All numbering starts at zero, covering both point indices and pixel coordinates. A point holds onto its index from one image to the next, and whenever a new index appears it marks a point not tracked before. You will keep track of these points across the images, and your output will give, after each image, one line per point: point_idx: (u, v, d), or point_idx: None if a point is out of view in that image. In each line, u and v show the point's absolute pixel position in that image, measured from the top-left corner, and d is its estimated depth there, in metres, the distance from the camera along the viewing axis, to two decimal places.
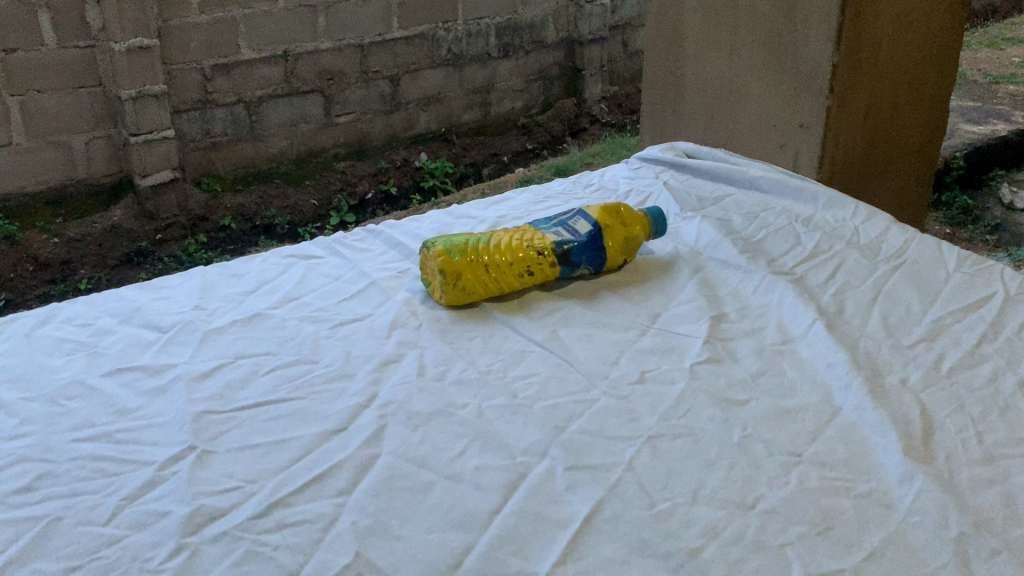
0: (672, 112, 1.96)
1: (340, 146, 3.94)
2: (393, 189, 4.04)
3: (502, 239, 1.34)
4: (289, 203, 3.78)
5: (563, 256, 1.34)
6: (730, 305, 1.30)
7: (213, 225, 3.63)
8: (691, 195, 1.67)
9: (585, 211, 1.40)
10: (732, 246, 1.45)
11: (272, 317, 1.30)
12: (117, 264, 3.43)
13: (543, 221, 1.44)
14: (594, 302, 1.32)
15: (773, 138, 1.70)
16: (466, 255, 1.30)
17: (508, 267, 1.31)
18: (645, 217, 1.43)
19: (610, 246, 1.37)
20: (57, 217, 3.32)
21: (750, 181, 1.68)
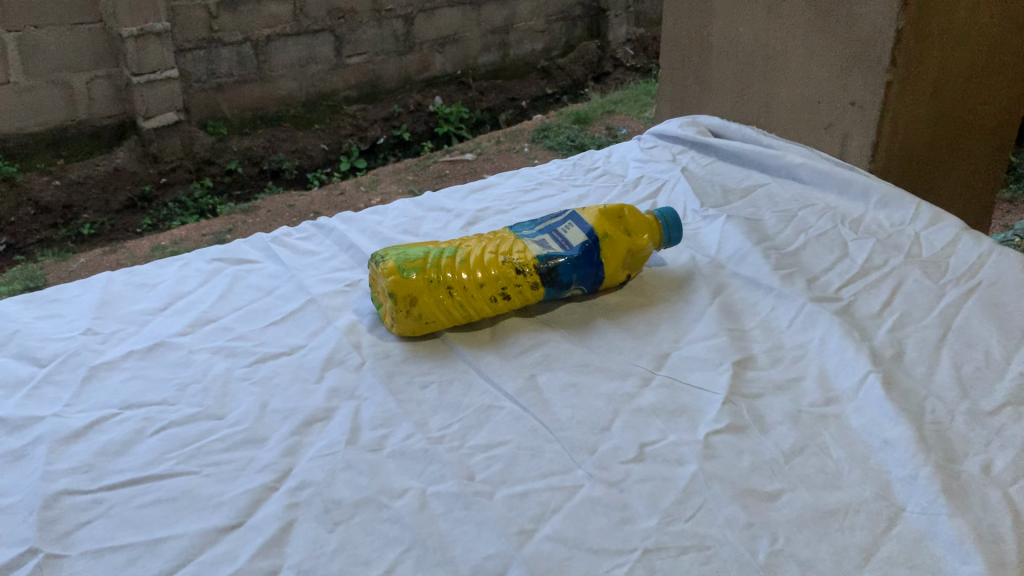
0: (695, 79, 1.66)
1: (352, 88, 3.54)
2: (406, 134, 3.64)
3: (474, 251, 1.06)
4: (300, 146, 3.37)
5: (551, 273, 1.06)
6: (759, 345, 1.02)
7: (220, 168, 3.20)
8: (714, 186, 1.38)
9: (580, 215, 1.11)
10: (764, 258, 1.17)
11: (179, 346, 1.04)
12: (119, 208, 2.99)
13: (527, 224, 1.15)
14: (585, 335, 1.05)
15: (818, 116, 1.40)
16: (425, 273, 1.02)
17: (479, 290, 1.04)
18: (654, 224, 1.14)
19: (608, 261, 1.09)
20: (60, 161, 2.90)
21: (786, 168, 1.39)
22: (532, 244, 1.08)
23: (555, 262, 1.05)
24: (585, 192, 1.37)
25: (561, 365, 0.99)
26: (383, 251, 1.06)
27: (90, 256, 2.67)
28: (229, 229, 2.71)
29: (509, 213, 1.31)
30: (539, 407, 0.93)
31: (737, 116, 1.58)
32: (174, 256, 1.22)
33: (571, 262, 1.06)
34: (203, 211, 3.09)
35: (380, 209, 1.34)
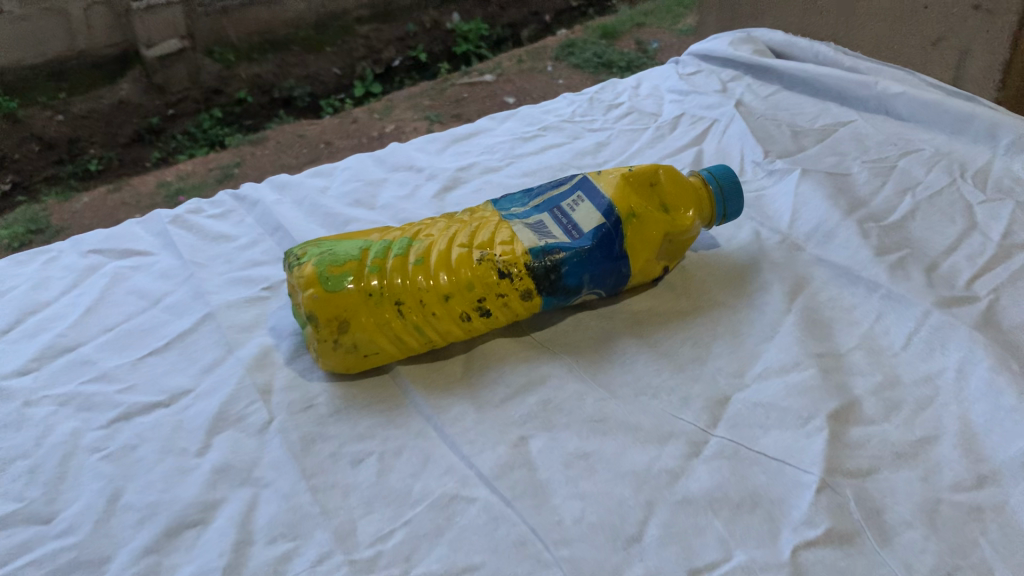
0: None
1: (364, 7, 1.93)
2: (427, 57, 2.01)
3: (435, 244, 0.72)
4: (310, 72, 1.89)
5: (553, 275, 0.71)
6: (862, 382, 0.68)
7: (230, 98, 1.83)
8: (782, 126, 1.02)
9: (593, 183, 0.76)
10: (861, 236, 0.81)
11: (14, 393, 0.71)
12: (129, 142, 1.73)
13: (519, 196, 0.81)
14: (603, 365, 0.71)
15: (918, 26, 1.02)
16: (360, 282, 0.68)
17: (443, 304, 0.70)
18: (703, 192, 0.78)
19: (636, 252, 0.74)
20: (64, 94, 1.68)
21: (878, 100, 1.02)
22: (521, 230, 0.73)
23: (558, 258, 0.71)
24: (605, 139, 1.02)
25: (567, 417, 0.66)
26: (300, 247, 0.72)
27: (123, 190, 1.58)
28: (236, 163, 1.62)
29: (500, 173, 0.98)
30: (528, 499, 0.60)
31: (805, 25, 1.18)
32: (41, 247, 0.90)
33: (581, 257, 0.72)
34: (215, 142, 1.76)
35: (327, 171, 1.00)
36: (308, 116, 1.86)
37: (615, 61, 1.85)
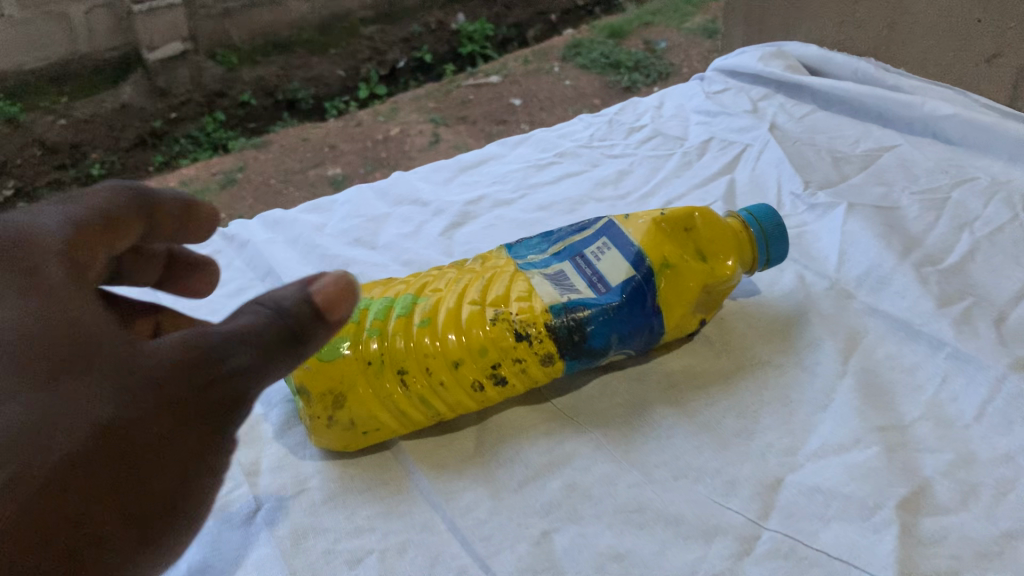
0: None
1: (370, 6, 1.76)
2: (432, 58, 1.77)
3: (443, 302, 0.64)
4: (313, 73, 1.69)
5: (577, 336, 0.62)
6: (932, 462, 0.60)
7: (234, 101, 1.63)
8: (820, 152, 0.93)
9: (620, 228, 0.67)
10: (919, 284, 0.72)
11: None
12: (132, 147, 1.52)
13: (536, 238, 0.72)
14: (635, 440, 0.63)
15: (971, 41, 0.92)
16: (357, 348, 0.60)
17: (451, 371, 0.61)
18: (743, 236, 0.69)
19: (671, 306, 0.65)
20: (66, 96, 1.49)
21: (926, 122, 0.93)
22: (540, 282, 0.65)
23: (582, 316, 0.62)
24: (627, 167, 0.94)
25: (596, 507, 0.58)
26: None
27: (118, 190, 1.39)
28: (239, 168, 1.40)
29: (513, 207, 0.89)
30: None
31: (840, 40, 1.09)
32: None
33: (608, 315, 0.63)
34: (219, 144, 1.54)
35: (324, 205, 0.92)
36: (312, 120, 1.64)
37: (623, 61, 1.62)
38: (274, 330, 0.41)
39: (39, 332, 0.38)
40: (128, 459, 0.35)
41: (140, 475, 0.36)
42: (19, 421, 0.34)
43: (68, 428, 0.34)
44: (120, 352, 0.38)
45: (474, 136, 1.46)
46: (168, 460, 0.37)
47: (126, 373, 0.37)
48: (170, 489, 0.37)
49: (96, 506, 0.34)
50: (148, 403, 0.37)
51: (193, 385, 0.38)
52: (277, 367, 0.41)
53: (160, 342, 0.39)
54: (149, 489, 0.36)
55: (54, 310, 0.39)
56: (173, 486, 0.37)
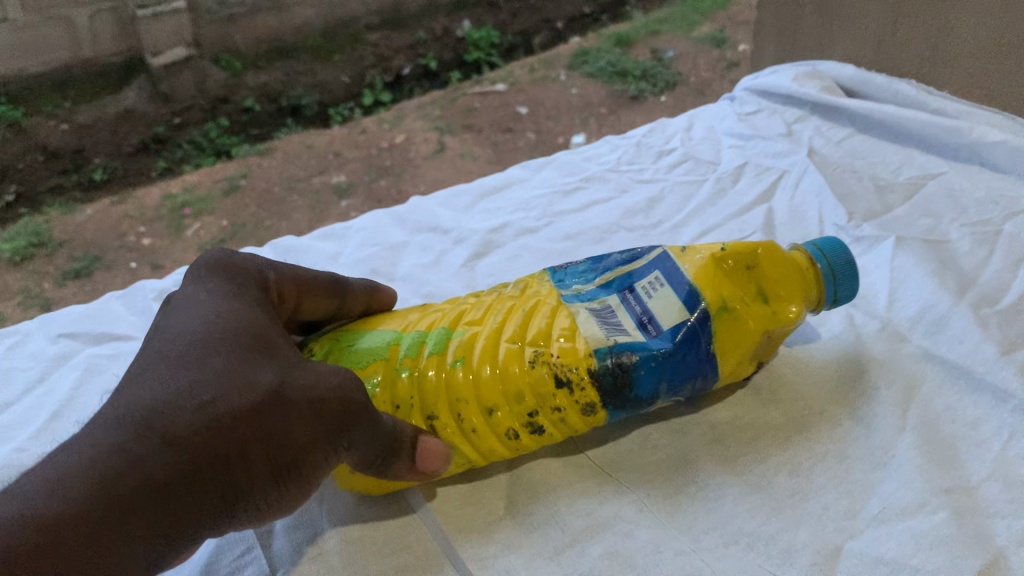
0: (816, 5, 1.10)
1: (375, 12, 1.62)
2: (437, 66, 1.68)
3: (480, 337, 0.59)
4: (319, 80, 1.59)
5: (622, 381, 0.57)
6: (1005, 528, 0.54)
7: (237, 107, 1.52)
8: (861, 179, 0.89)
9: (674, 262, 0.61)
10: (978, 326, 0.68)
11: None
12: (136, 152, 1.42)
13: (585, 266, 0.66)
14: (680, 500, 0.58)
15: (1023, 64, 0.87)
16: (386, 387, 0.58)
17: (484, 417, 0.58)
18: (808, 273, 0.63)
19: (726, 352, 0.60)
20: (67, 103, 1.34)
21: (973, 148, 0.89)
22: (586, 319, 0.59)
23: (629, 361, 0.57)
24: (658, 194, 0.89)
25: None
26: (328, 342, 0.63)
27: (118, 192, 1.35)
28: (243, 174, 1.35)
29: (539, 235, 0.85)
30: None
31: (879, 60, 1.04)
32: (6, 327, 0.78)
33: (658, 360, 0.57)
34: (222, 151, 1.45)
35: (338, 231, 0.88)
36: (317, 128, 1.55)
37: (630, 70, 1.56)
38: (389, 434, 0.53)
39: (258, 325, 0.53)
40: (263, 437, 0.47)
41: (266, 452, 0.48)
42: (208, 379, 0.48)
43: (237, 399, 0.47)
44: (289, 366, 0.51)
45: (486, 148, 1.41)
46: (291, 456, 0.49)
47: (290, 381, 0.50)
48: (286, 467, 0.49)
49: (229, 450, 0.46)
50: (299, 406, 0.49)
51: (329, 412, 0.50)
52: (364, 464, 0.53)
53: (326, 374, 0.51)
54: (267, 465, 0.48)
55: (265, 320, 0.54)
56: (285, 469, 0.49)
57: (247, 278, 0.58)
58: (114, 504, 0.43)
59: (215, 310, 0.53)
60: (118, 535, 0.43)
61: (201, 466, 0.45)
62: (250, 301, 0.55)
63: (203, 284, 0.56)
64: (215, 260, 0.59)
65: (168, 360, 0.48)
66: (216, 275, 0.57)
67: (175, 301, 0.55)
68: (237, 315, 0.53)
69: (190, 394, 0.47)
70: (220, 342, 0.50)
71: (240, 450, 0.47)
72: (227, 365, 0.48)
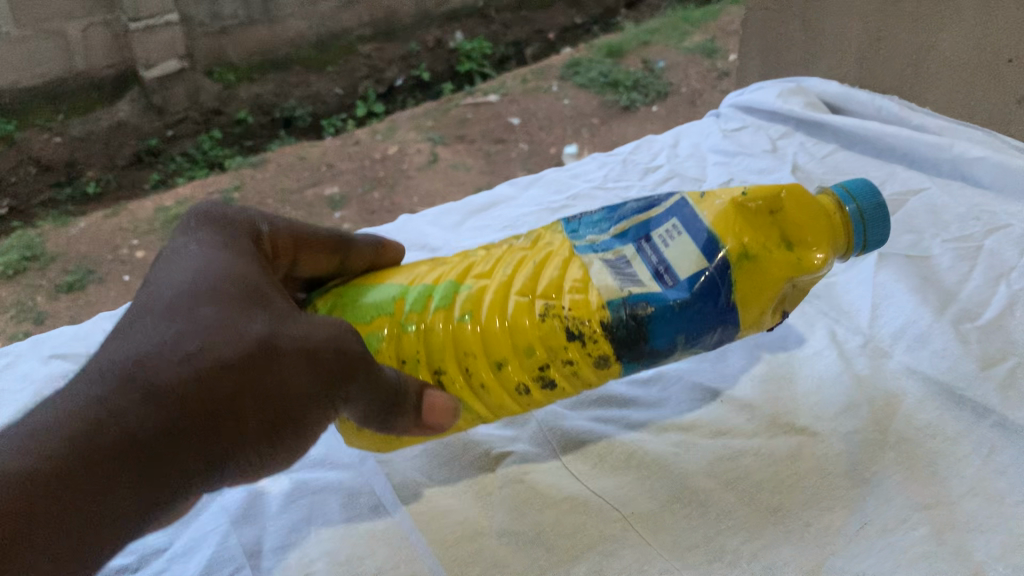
0: (798, 27, 1.12)
1: (367, 23, 1.74)
2: (430, 76, 1.79)
3: (486, 291, 0.62)
4: (311, 91, 1.68)
5: (636, 332, 0.57)
6: (985, 543, 0.55)
7: (230, 119, 1.61)
8: None
9: (692, 209, 0.61)
10: (960, 342, 0.69)
11: None
12: (129, 165, 1.50)
13: (600, 215, 0.65)
14: (666, 516, 0.59)
15: (1003, 81, 0.89)
16: (391, 342, 0.61)
17: (493, 373, 0.60)
18: (834, 220, 0.61)
19: (748, 302, 0.59)
20: (60, 115, 1.46)
21: (954, 164, 0.90)
22: (598, 271, 0.59)
23: (643, 313, 0.57)
24: None
25: None
26: (336, 296, 0.67)
27: (110, 203, 1.41)
28: (235, 186, 1.37)
29: None
30: None
31: (862, 80, 1.06)
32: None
33: (673, 310, 0.57)
34: (216, 164, 1.52)
35: None
36: (309, 138, 1.63)
37: (621, 79, 1.59)
38: (390, 388, 0.54)
39: (249, 278, 0.54)
40: (254, 387, 0.48)
41: (257, 402, 0.49)
42: (201, 328, 0.49)
43: (226, 349, 0.48)
44: (281, 318, 0.52)
45: (478, 158, 1.41)
46: (283, 406, 0.50)
47: (283, 331, 0.51)
48: (277, 421, 0.50)
49: (221, 400, 0.47)
50: (292, 357, 0.50)
51: (323, 364, 0.51)
52: (366, 416, 0.55)
53: (319, 325, 0.52)
54: (259, 415, 0.49)
55: (258, 272, 0.56)
56: (276, 418, 0.50)
57: (238, 236, 0.60)
58: (104, 452, 0.43)
59: (206, 262, 0.54)
60: (109, 488, 0.43)
61: (191, 415, 0.46)
62: (242, 255, 0.57)
63: (196, 241, 0.58)
64: (207, 218, 0.61)
65: (157, 312, 0.50)
66: (209, 233, 0.59)
67: (166, 256, 0.56)
68: (229, 267, 0.54)
69: (178, 344, 0.47)
70: (209, 295, 0.51)
71: (232, 399, 0.47)
72: (219, 316, 0.50)
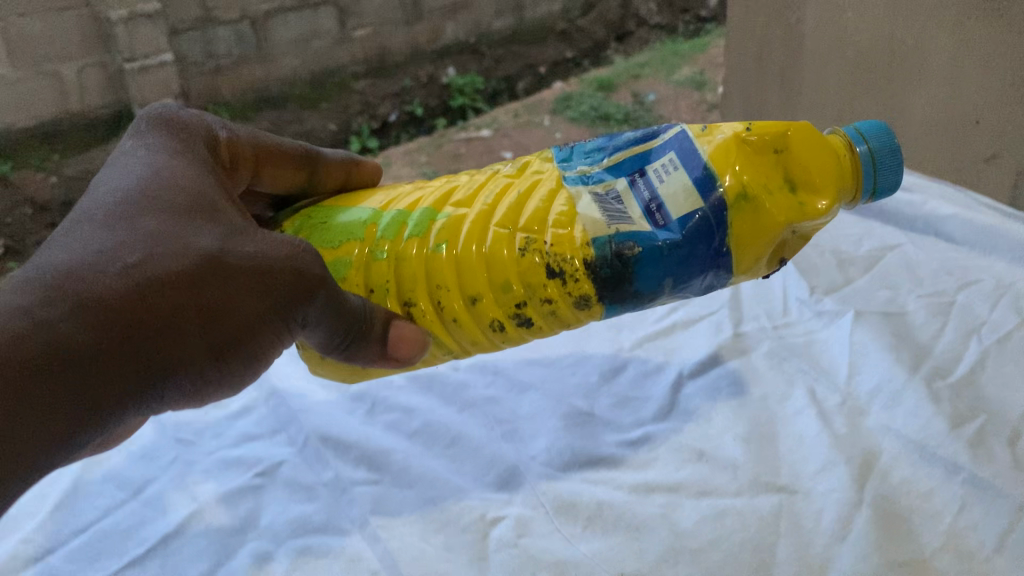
0: (779, 88, 1.16)
1: (360, 60, 1.66)
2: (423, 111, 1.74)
3: (465, 218, 0.65)
4: None
5: (619, 270, 0.60)
6: None
7: None
8: (823, 251, 0.93)
9: (691, 142, 0.62)
10: (932, 402, 0.72)
11: None
12: None
13: (595, 143, 0.66)
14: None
15: (971, 142, 0.93)
16: (359, 270, 0.66)
17: (467, 306, 0.64)
18: (839, 167, 0.62)
19: (742, 245, 0.61)
20: (58, 155, 1.25)
21: (927, 221, 0.95)
22: (586, 204, 0.62)
23: (630, 253, 0.60)
24: None
25: None
26: (307, 218, 0.71)
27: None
28: None
29: None
30: None
31: None
32: None
33: (659, 250, 0.60)
34: None
35: None
36: None
37: (613, 113, 1.58)
38: (357, 316, 0.59)
39: (194, 193, 0.58)
40: (197, 300, 0.52)
41: (200, 315, 0.53)
42: (145, 242, 0.53)
43: (167, 262, 0.52)
44: (225, 233, 0.56)
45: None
46: (228, 321, 0.54)
47: (227, 247, 0.55)
48: (223, 339, 0.54)
49: (162, 311, 0.52)
50: (239, 272, 0.54)
51: (267, 279, 0.55)
52: (332, 338, 0.59)
53: (270, 244, 0.56)
54: (203, 328, 0.53)
55: (209, 186, 0.60)
56: (222, 334, 0.54)
57: (191, 148, 0.65)
58: (42, 356, 0.47)
59: (152, 176, 0.59)
60: (47, 388, 0.48)
61: (128, 325, 0.50)
62: (188, 169, 0.61)
63: (144, 153, 0.62)
64: (158, 129, 0.65)
65: (99, 223, 0.54)
66: (158, 146, 0.63)
67: (110, 170, 0.61)
68: (178, 181, 0.59)
69: (116, 255, 0.52)
70: (154, 209, 0.56)
71: (174, 312, 0.52)
72: (166, 232, 0.54)
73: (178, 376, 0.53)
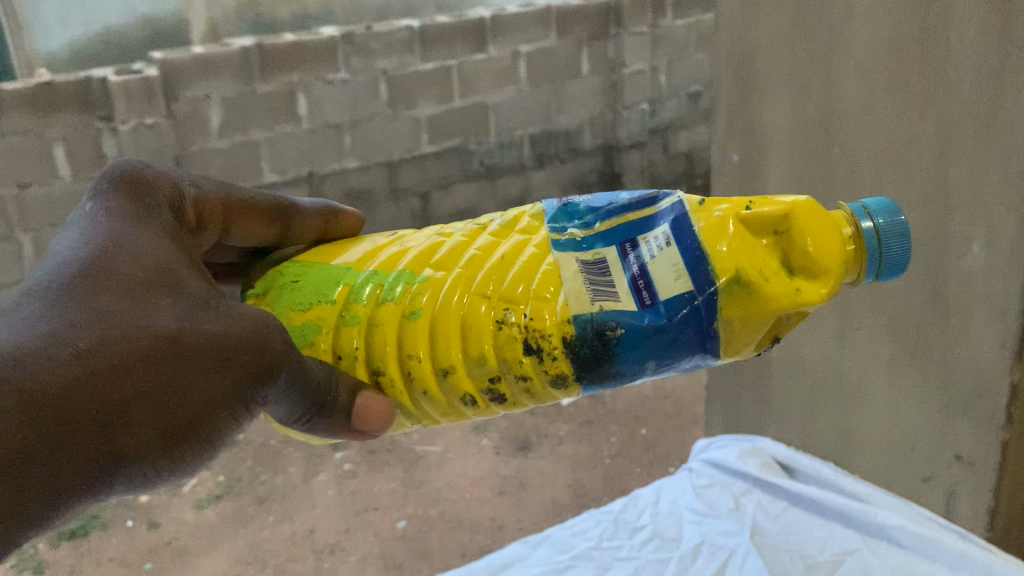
0: (756, 403, 1.48)
1: None
2: None
3: (442, 282, 0.83)
4: None
5: (599, 348, 0.77)
6: None
7: None
8: (793, 558, 1.13)
9: (689, 220, 0.78)
10: None
11: None
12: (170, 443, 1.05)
13: (591, 204, 0.84)
14: None
15: (911, 464, 1.16)
16: (342, 333, 0.83)
17: (438, 373, 0.81)
18: (839, 253, 0.76)
19: (741, 320, 0.76)
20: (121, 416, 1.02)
21: (880, 527, 1.12)
22: (572, 275, 0.79)
23: (613, 332, 0.77)
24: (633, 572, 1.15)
25: None
26: (279, 274, 0.89)
27: (136, 511, 1.83)
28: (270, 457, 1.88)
29: None
30: None
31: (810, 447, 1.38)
32: None
33: (638, 331, 0.76)
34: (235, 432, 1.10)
35: None
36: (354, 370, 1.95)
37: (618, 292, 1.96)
38: (319, 386, 0.75)
39: (154, 264, 0.71)
40: (157, 382, 0.64)
41: (160, 398, 0.64)
42: (102, 322, 0.64)
43: (124, 341, 0.63)
44: (179, 310, 0.68)
45: (507, 503, 1.76)
46: (183, 404, 0.65)
47: (182, 327, 0.67)
48: (181, 420, 0.65)
49: (118, 393, 0.62)
50: (195, 352, 0.66)
51: (223, 357, 0.67)
52: (304, 402, 0.75)
53: (226, 320, 0.69)
54: (156, 412, 0.64)
55: (161, 253, 0.73)
56: (178, 416, 0.65)
57: (153, 212, 0.79)
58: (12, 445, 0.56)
59: (107, 249, 0.70)
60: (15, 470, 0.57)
61: (85, 407, 0.60)
62: (142, 238, 0.74)
63: (104, 218, 0.75)
64: (118, 195, 0.79)
65: (55, 300, 0.64)
66: (117, 210, 0.76)
67: (65, 240, 0.73)
68: (132, 252, 0.71)
69: (70, 341, 0.61)
70: (110, 287, 0.67)
71: (134, 395, 0.63)
72: (125, 314, 0.65)
73: (137, 455, 0.63)
